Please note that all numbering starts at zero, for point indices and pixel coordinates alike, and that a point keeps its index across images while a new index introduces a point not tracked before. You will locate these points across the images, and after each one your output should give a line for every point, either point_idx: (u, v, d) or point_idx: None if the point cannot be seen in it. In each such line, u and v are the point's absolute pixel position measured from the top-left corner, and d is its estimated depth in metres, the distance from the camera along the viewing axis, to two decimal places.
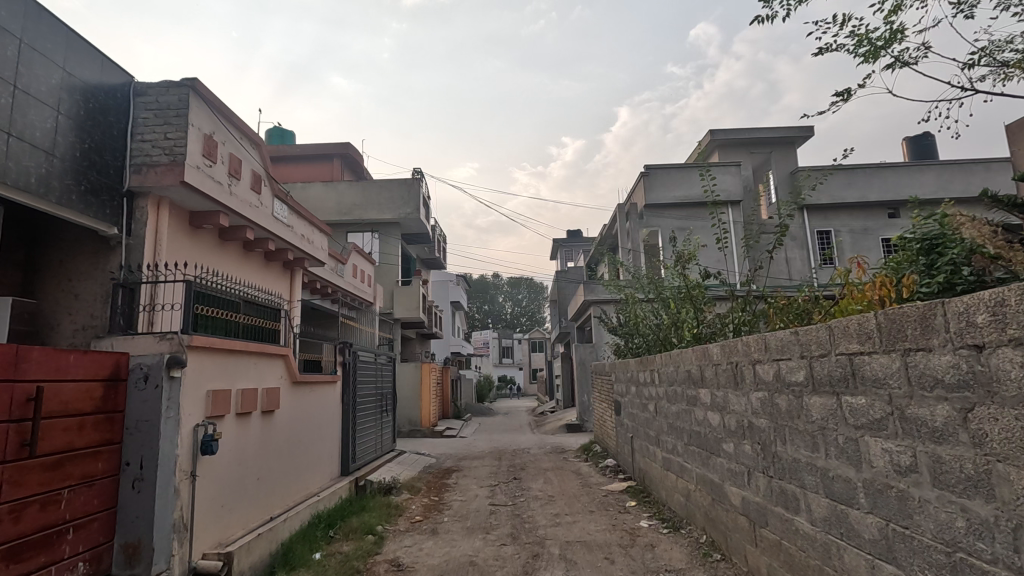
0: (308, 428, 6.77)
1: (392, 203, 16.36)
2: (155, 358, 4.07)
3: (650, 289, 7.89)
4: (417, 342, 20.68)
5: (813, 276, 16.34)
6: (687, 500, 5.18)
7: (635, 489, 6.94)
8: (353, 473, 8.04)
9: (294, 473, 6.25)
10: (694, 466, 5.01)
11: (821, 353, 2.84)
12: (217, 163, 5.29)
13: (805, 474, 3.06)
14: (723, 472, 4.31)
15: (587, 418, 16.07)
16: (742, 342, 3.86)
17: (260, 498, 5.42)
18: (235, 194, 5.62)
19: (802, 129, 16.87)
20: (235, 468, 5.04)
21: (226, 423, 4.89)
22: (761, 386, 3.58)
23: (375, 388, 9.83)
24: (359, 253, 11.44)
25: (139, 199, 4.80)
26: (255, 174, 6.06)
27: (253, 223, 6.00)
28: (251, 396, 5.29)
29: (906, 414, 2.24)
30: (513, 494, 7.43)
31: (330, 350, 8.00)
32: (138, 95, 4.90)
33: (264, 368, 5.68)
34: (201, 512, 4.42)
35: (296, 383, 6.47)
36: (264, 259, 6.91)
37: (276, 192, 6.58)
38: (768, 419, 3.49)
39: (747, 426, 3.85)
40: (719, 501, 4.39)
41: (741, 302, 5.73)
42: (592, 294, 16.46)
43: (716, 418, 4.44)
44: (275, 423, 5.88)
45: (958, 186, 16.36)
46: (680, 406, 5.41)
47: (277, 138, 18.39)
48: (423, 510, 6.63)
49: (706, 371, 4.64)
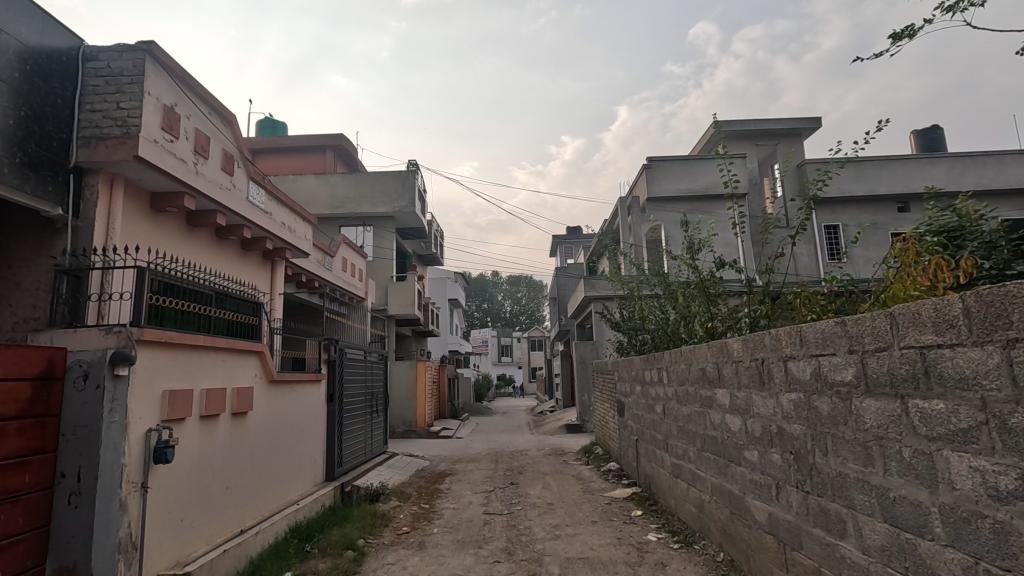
0: (288, 431, 6.27)
1: (386, 196, 15.82)
2: (97, 355, 3.56)
3: (656, 282, 7.37)
4: (413, 340, 20.14)
5: (821, 272, 15.82)
6: (700, 512, 4.69)
7: (640, 496, 6.44)
8: (339, 478, 7.53)
9: (271, 479, 5.75)
10: (709, 475, 4.50)
11: (879, 347, 2.32)
12: (180, 139, 4.76)
13: (854, 493, 2.55)
14: (745, 484, 3.80)
15: (587, 419, 15.55)
16: (770, 335, 3.36)
17: (230, 509, 4.92)
18: (204, 175, 5.09)
19: (809, 120, 16.32)
20: (199, 477, 4.52)
21: (187, 427, 4.38)
22: (795, 387, 3.08)
23: (365, 387, 9.31)
24: (349, 246, 10.91)
25: (89, 176, 4.29)
26: (228, 154, 5.54)
27: (225, 207, 5.47)
28: (218, 396, 4.77)
29: (1007, 425, 1.74)
30: (509, 501, 6.92)
31: (314, 346, 7.46)
32: (88, 61, 4.40)
33: (234, 365, 5.15)
34: (154, 528, 3.91)
35: (274, 382, 5.96)
36: (240, 248, 6.38)
37: (252, 174, 6.05)
38: (804, 424, 2.99)
39: (775, 432, 3.34)
40: (739, 516, 3.89)
41: (758, 291, 5.16)
42: (592, 290, 15.97)
43: (737, 422, 3.93)
44: (248, 425, 5.37)
45: (970, 179, 15.81)
46: (692, 407, 4.91)
47: (269, 130, 17.81)
48: (411, 520, 6.12)
49: (724, 370, 4.13)
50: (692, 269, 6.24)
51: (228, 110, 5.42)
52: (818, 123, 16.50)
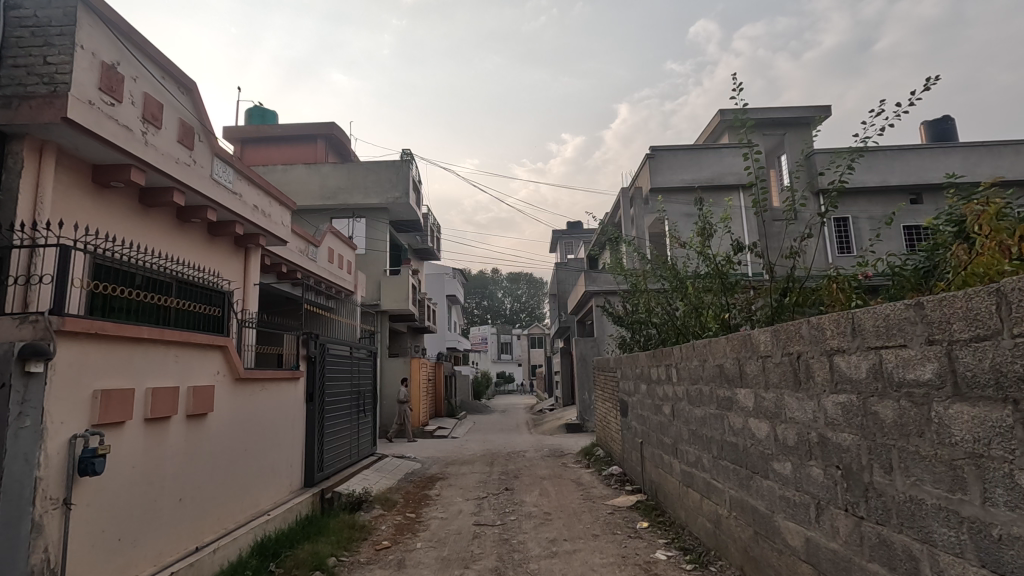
0: (258, 433, 5.70)
1: (379, 186, 15.24)
2: (3, 348, 3.00)
3: (663, 272, 6.75)
4: (409, 336, 19.54)
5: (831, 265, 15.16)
6: (717, 528, 4.13)
7: (646, 505, 5.89)
8: (318, 484, 6.93)
9: (236, 487, 5.17)
10: (728, 487, 3.92)
11: (977, 337, 1.76)
12: (125, 103, 4.17)
13: (933, 525, 1.97)
14: (773, 500, 3.22)
15: (587, 418, 14.97)
16: (809, 325, 2.78)
17: (182, 524, 4.33)
18: (155, 145, 4.50)
19: (819, 109, 15.66)
20: (142, 488, 3.93)
21: (128, 432, 3.81)
22: (843, 387, 2.51)
23: (351, 385, 8.72)
24: (337, 236, 10.32)
25: (14, 143, 3.71)
26: (187, 125, 4.96)
27: (182, 185, 4.89)
28: (168, 396, 4.19)
29: None
30: (502, 509, 6.35)
31: (293, 341, 6.85)
32: (13, 10, 3.82)
33: (189, 361, 4.57)
34: (78, 551, 3.34)
35: (240, 380, 5.37)
36: (203, 231, 5.79)
37: (216, 149, 5.45)
38: (857, 434, 2.41)
39: (815, 441, 2.76)
40: (765, 537, 3.33)
41: (782, 276, 4.51)
42: (593, 284, 15.41)
43: (764, 428, 3.35)
44: (207, 429, 4.77)
45: (986, 169, 15.22)
46: (706, 409, 4.34)
47: (257, 119, 17.15)
48: (393, 533, 5.56)
49: (748, 367, 3.56)
50: (703, 255, 5.59)
51: (185, 75, 4.84)
52: (827, 110, 15.84)
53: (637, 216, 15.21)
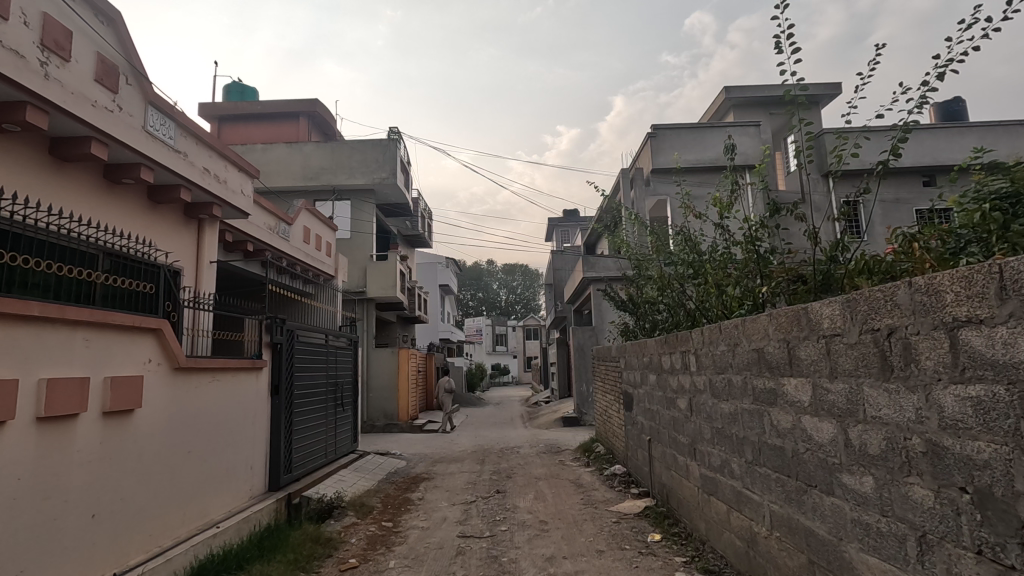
0: (206, 430, 4.89)
1: (365, 166, 14.34)
2: None
3: (674, 248, 5.95)
4: (398, 326, 18.73)
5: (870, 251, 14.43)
6: (751, 549, 3.37)
7: (656, 512, 5.14)
8: (286, 488, 6.14)
9: (175, 496, 4.36)
10: (769, 501, 3.15)
11: None
12: (12, 22, 3.32)
13: None
14: (841, 525, 2.46)
15: (586, 411, 14.24)
16: (909, 292, 1.98)
17: (98, 544, 3.53)
18: (62, 81, 3.65)
19: (828, 86, 14.85)
20: (33, 503, 3.11)
21: (10, 436, 2.99)
22: (974, 377, 1.72)
23: (327, 376, 7.90)
24: (313, 214, 9.40)
25: None
26: (107, 62, 4.12)
27: (105, 133, 4.04)
28: (70, 388, 3.36)
29: None
30: (492, 517, 5.57)
31: (254, 325, 6.01)
32: None
33: (106, 347, 3.73)
34: None
35: (181, 369, 4.55)
36: (140, 196, 4.94)
37: (151, 96, 4.60)
38: (1006, 444, 1.62)
39: (918, 451, 1.98)
40: (827, 568, 2.56)
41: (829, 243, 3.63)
42: (591, 270, 14.68)
43: (826, 429, 2.57)
44: (133, 427, 3.95)
45: (1002, 148, 14.54)
46: (739, 404, 3.56)
47: (236, 96, 16.15)
48: (363, 548, 4.78)
49: (801, 350, 2.78)
50: (724, 228, 4.79)
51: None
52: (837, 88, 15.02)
53: (636, 198, 14.16)
